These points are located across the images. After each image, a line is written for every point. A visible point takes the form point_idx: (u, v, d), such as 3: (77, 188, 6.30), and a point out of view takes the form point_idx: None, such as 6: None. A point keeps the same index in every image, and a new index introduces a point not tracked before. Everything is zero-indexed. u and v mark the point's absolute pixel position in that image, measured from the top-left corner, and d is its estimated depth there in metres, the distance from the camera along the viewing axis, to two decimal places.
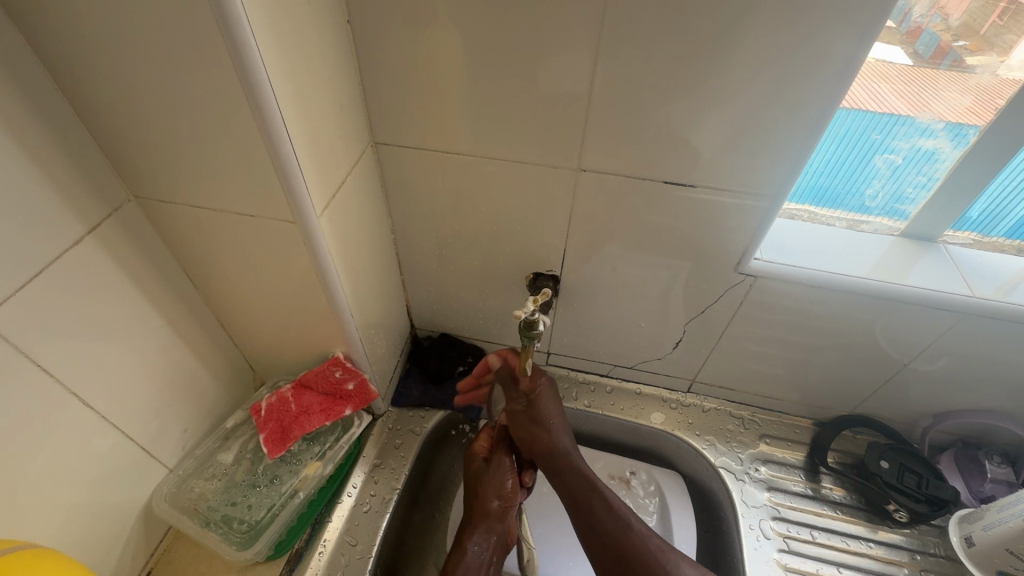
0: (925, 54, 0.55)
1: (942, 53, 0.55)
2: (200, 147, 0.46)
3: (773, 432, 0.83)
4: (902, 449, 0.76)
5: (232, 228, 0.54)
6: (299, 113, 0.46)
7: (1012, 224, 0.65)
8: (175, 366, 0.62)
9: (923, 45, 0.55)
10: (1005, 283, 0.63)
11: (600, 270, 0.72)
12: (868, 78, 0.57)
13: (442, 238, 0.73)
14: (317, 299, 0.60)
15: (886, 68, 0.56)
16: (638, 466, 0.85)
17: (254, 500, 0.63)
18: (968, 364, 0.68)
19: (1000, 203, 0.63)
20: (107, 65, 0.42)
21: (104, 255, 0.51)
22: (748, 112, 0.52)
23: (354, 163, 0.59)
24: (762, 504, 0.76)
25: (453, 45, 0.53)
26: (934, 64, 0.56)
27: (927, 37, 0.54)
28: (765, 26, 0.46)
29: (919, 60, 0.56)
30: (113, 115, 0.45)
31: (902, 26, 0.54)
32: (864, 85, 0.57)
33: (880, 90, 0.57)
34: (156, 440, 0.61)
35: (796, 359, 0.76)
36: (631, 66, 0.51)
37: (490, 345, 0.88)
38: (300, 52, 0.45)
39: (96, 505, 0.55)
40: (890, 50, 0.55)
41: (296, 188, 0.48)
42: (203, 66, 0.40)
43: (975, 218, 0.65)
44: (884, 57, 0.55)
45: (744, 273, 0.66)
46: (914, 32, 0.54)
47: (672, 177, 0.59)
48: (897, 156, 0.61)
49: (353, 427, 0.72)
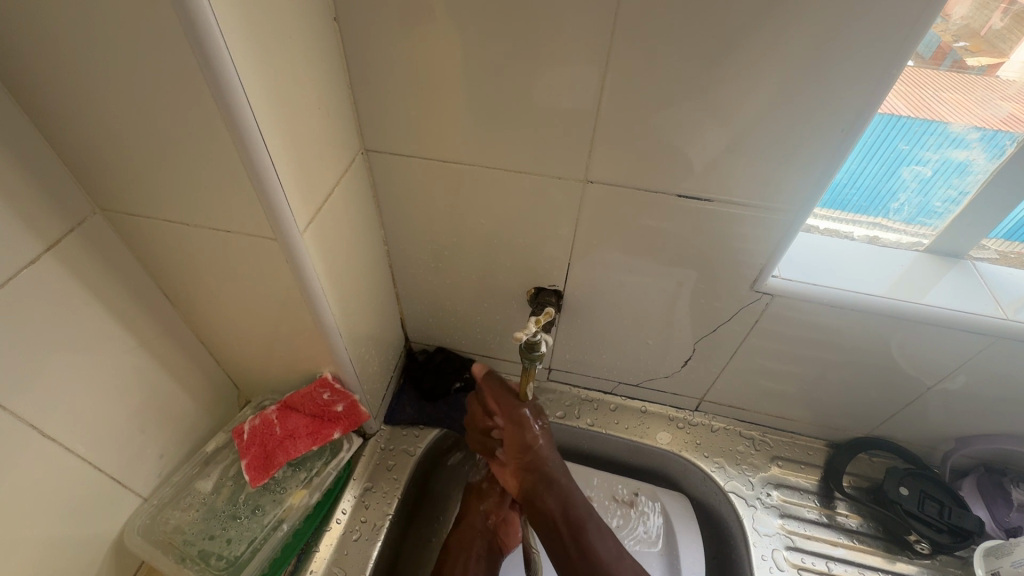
0: (925, 55, 0.50)
1: (942, 54, 0.50)
2: (170, 157, 0.42)
3: (785, 453, 0.79)
4: (922, 475, 0.72)
5: (209, 243, 0.49)
6: (279, 120, 0.42)
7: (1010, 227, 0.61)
8: (150, 389, 0.58)
9: (923, 46, 0.49)
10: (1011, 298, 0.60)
11: (606, 285, 0.68)
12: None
13: (438, 249, 0.69)
14: (303, 318, 0.56)
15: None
16: (643, 488, 0.81)
17: (234, 533, 0.59)
18: (996, 389, 0.64)
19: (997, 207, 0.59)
20: (60, 66, 0.37)
21: (66, 273, 0.46)
22: (771, 122, 0.48)
23: (343, 172, 0.54)
24: (775, 532, 0.72)
25: (449, 46, 0.48)
26: (933, 65, 0.51)
27: (928, 38, 0.49)
28: (794, 27, 0.42)
29: (919, 62, 0.50)
30: (72, 120, 0.41)
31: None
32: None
33: (884, 94, 0.52)
34: (128, 469, 0.57)
35: (811, 379, 0.72)
36: (644, 70, 0.47)
37: (488, 360, 0.84)
38: (280, 53, 0.40)
39: (61, 543, 0.51)
40: None
41: (276, 203, 0.43)
42: (168, 68, 0.36)
43: None
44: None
45: (760, 291, 0.62)
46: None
47: (686, 189, 0.55)
48: (925, 168, 0.57)
49: (341, 451, 0.67)
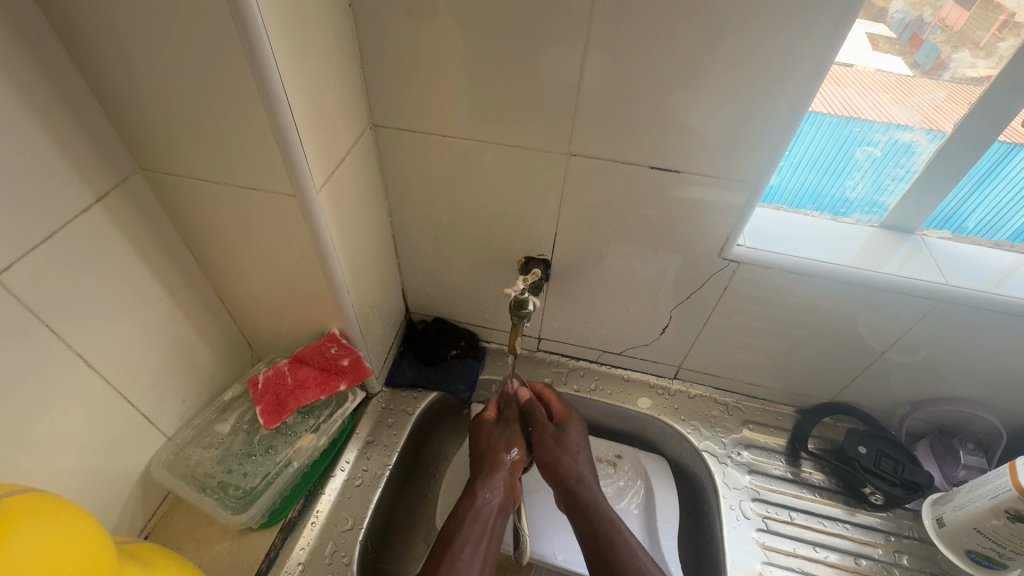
0: (925, 64, 0.59)
1: (941, 64, 0.59)
2: (206, 120, 0.49)
3: (756, 418, 0.85)
4: (880, 436, 0.78)
5: (234, 202, 0.56)
6: (301, 90, 0.48)
7: (1009, 235, 0.67)
8: (176, 338, 0.64)
9: (922, 55, 0.59)
10: (995, 277, 0.65)
11: (590, 255, 0.74)
12: (869, 87, 0.61)
13: (437, 221, 0.75)
14: (314, 275, 0.62)
15: (886, 78, 0.61)
16: (625, 450, 0.87)
17: (249, 468, 0.65)
18: (943, 353, 0.71)
19: (997, 214, 0.66)
20: (117, 37, 0.44)
21: (110, 223, 0.53)
22: (731, 101, 0.54)
23: (353, 144, 0.61)
24: (744, 486, 0.78)
25: (450, 30, 0.55)
26: (934, 74, 0.59)
27: (927, 48, 0.59)
28: (748, 16, 0.49)
29: (919, 70, 0.60)
30: (123, 87, 0.47)
31: (902, 37, 0.59)
32: (865, 94, 0.61)
33: (880, 99, 0.61)
34: (155, 408, 0.63)
35: (779, 346, 0.78)
36: (621, 53, 0.53)
37: (482, 330, 0.90)
38: (305, 33, 0.47)
39: (96, 468, 0.57)
40: (889, 60, 0.60)
41: (297, 164, 0.50)
42: (211, 42, 0.42)
43: (971, 228, 0.68)
44: (884, 66, 0.60)
45: (729, 259, 0.68)
46: (915, 43, 0.59)
47: (659, 163, 0.61)
48: (876, 149, 0.63)
49: (347, 402, 0.74)
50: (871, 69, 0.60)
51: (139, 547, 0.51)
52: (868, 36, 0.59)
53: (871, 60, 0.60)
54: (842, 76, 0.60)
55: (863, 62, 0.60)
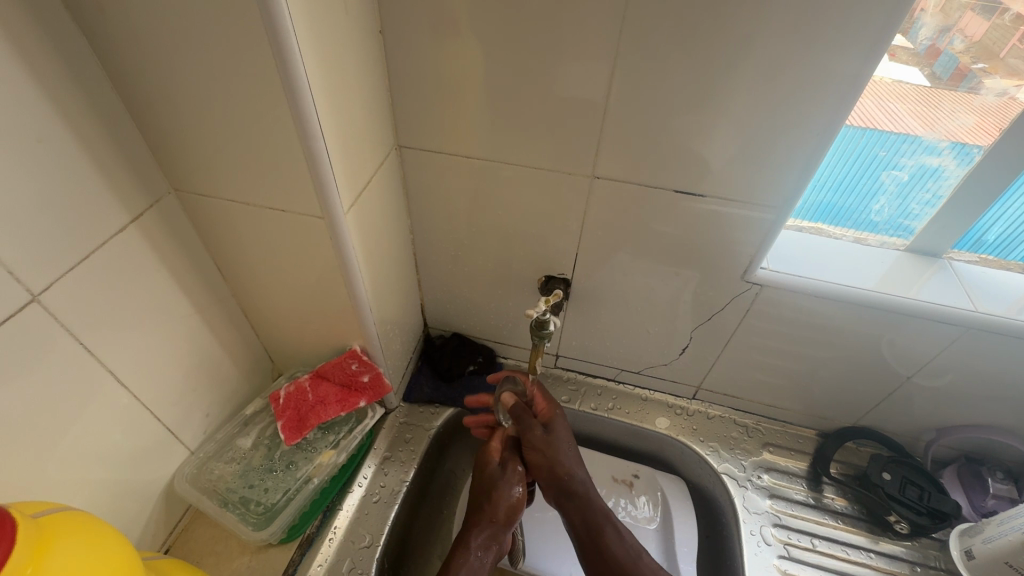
0: (943, 76, 0.57)
1: (960, 75, 0.56)
2: (240, 144, 0.50)
3: (776, 441, 0.84)
4: (905, 462, 0.77)
5: (264, 222, 0.57)
6: (333, 115, 0.49)
7: None
8: (201, 353, 0.65)
9: (941, 66, 0.56)
10: (1019, 303, 0.64)
11: (611, 276, 0.74)
12: (886, 99, 0.59)
13: (458, 239, 0.76)
14: (338, 293, 0.63)
15: (905, 89, 0.58)
16: (642, 470, 0.87)
17: (270, 484, 0.66)
18: (971, 380, 0.69)
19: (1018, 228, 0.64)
20: (159, 66, 0.45)
21: (143, 242, 0.54)
22: (757, 125, 0.54)
23: (379, 165, 0.62)
24: (764, 511, 0.77)
25: (477, 55, 0.56)
26: (953, 86, 0.57)
27: (946, 59, 0.56)
28: (776, 44, 0.49)
29: (938, 82, 0.57)
30: (162, 112, 0.49)
31: (920, 48, 0.56)
32: (882, 105, 0.59)
33: (898, 111, 0.59)
34: (180, 422, 0.64)
35: (801, 368, 0.77)
36: (646, 78, 0.54)
37: (500, 346, 0.91)
38: (337, 58, 0.48)
39: (122, 481, 0.58)
40: (908, 71, 0.57)
41: (326, 186, 0.51)
42: (248, 70, 0.44)
43: (992, 242, 0.67)
44: (902, 77, 0.57)
45: (751, 282, 0.68)
46: (933, 53, 0.56)
47: (683, 186, 0.61)
48: (902, 173, 0.63)
49: (366, 418, 0.74)
50: (890, 81, 0.58)
51: (165, 563, 0.52)
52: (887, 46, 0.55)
53: (890, 71, 0.57)
54: None
55: (882, 74, 0.57)
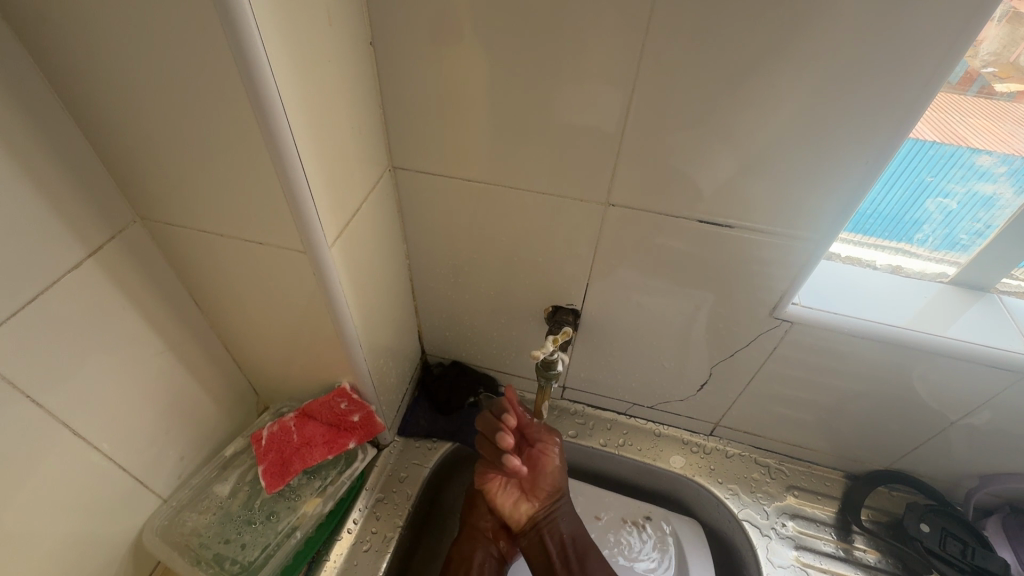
0: (953, 79, 0.50)
1: (969, 79, 0.50)
2: (209, 171, 0.44)
3: (801, 483, 0.78)
4: (943, 512, 0.70)
5: (241, 253, 0.51)
6: (315, 139, 0.43)
7: None
8: (175, 392, 0.59)
9: (951, 70, 0.49)
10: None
11: (624, 307, 0.68)
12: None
13: (458, 265, 0.70)
14: (325, 329, 0.57)
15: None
16: (654, 511, 0.80)
17: (248, 538, 0.60)
18: (1022, 428, 0.63)
19: None
20: (114, 85, 0.40)
21: (105, 278, 0.48)
22: (792, 154, 0.49)
23: (371, 189, 0.56)
24: (790, 564, 0.71)
25: (478, 70, 0.50)
26: (961, 90, 0.51)
27: (956, 63, 0.49)
28: (820, 64, 0.43)
29: (945, 86, 0.50)
30: (121, 135, 0.43)
31: None
32: None
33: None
34: (151, 470, 0.58)
35: (829, 408, 0.71)
36: (667, 98, 0.48)
37: (502, 376, 0.85)
38: (319, 74, 0.42)
39: (83, 540, 0.52)
40: None
41: (308, 218, 0.45)
42: (213, 91, 0.38)
43: None
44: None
45: (780, 318, 0.62)
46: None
47: (706, 215, 0.55)
48: (951, 201, 0.57)
49: (356, 460, 0.68)
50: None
51: None
52: None
53: None
54: None
55: None
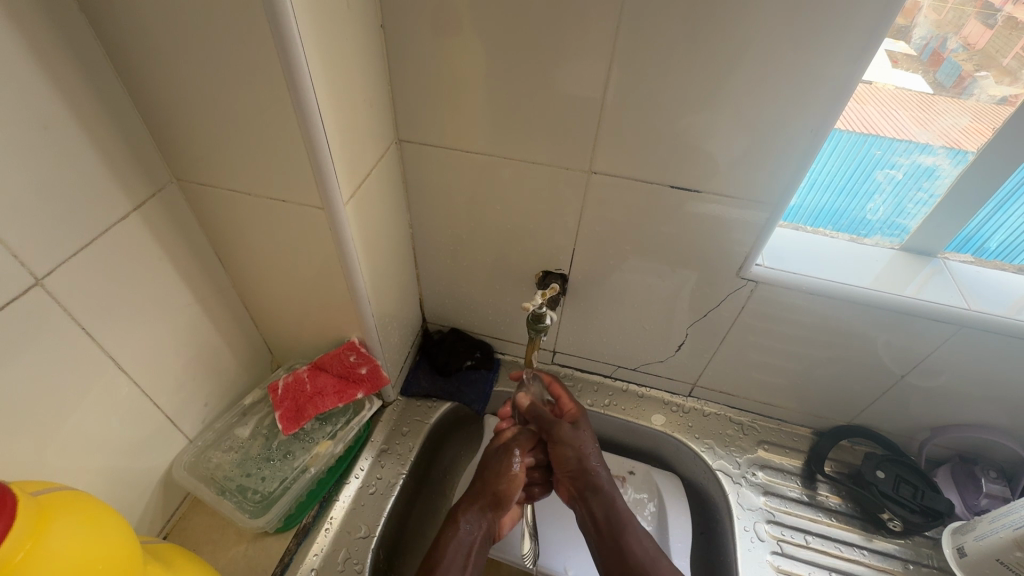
0: (946, 83, 0.59)
1: (963, 82, 0.58)
2: (240, 134, 0.50)
3: (771, 438, 0.85)
4: (899, 461, 0.77)
5: (264, 212, 0.57)
6: (334, 107, 0.50)
7: None
8: (201, 342, 0.66)
9: (944, 73, 0.58)
10: (1017, 303, 0.64)
11: (608, 272, 0.75)
12: (889, 105, 0.60)
13: (456, 234, 0.76)
14: (337, 285, 0.64)
15: (907, 97, 0.60)
16: (637, 467, 0.87)
17: (267, 473, 0.67)
18: (964, 380, 0.70)
19: (1018, 237, 0.65)
20: (162, 56, 0.46)
21: (145, 231, 0.55)
22: (749, 125, 0.55)
23: (379, 158, 0.62)
24: (758, 507, 0.78)
25: (477, 49, 0.56)
26: (955, 93, 0.58)
27: (948, 67, 0.58)
28: (770, 44, 0.50)
29: (939, 88, 0.59)
30: (164, 100, 0.50)
31: (923, 54, 0.57)
32: (883, 111, 0.60)
33: (902, 119, 0.60)
34: (179, 411, 0.64)
35: (795, 367, 0.78)
36: (643, 75, 0.54)
37: (497, 342, 0.91)
38: (338, 51, 0.49)
39: (121, 467, 0.59)
40: (908, 78, 0.59)
41: (326, 177, 0.51)
42: (250, 61, 0.44)
43: (993, 249, 0.68)
44: (904, 84, 0.59)
45: (746, 278, 0.68)
46: (935, 61, 0.58)
47: (678, 183, 0.62)
48: (897, 172, 0.63)
49: (363, 410, 0.75)
50: (891, 87, 0.59)
51: (163, 548, 0.52)
52: (887, 53, 0.57)
53: (890, 77, 0.59)
54: (862, 93, 0.59)
55: (884, 80, 0.59)
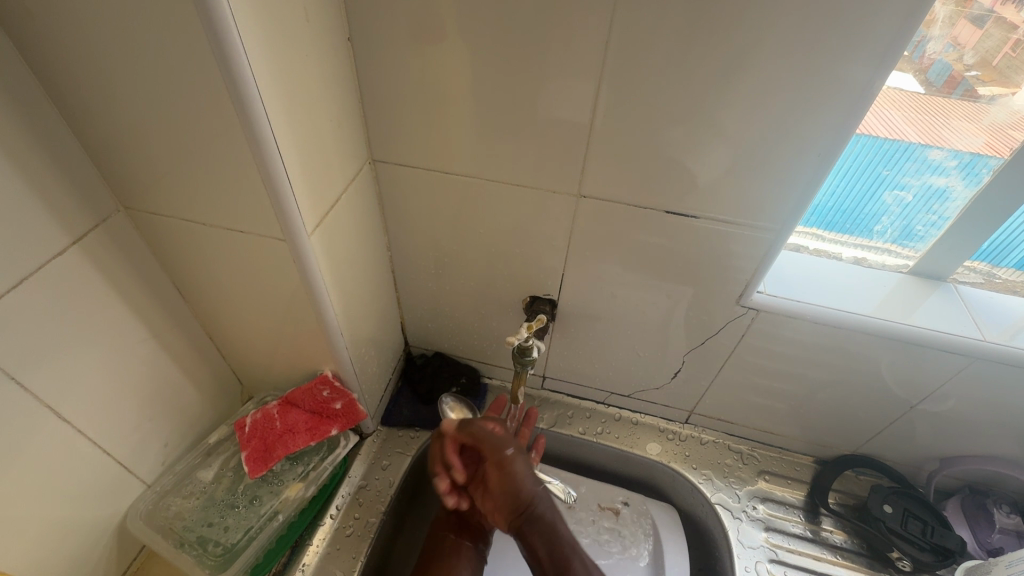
0: (937, 83, 0.53)
1: (953, 82, 0.53)
2: (190, 160, 0.45)
3: (772, 468, 0.81)
4: (906, 493, 0.73)
5: (222, 242, 0.52)
6: (293, 130, 0.45)
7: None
8: (159, 379, 0.61)
9: (934, 73, 0.52)
10: (1015, 327, 0.61)
11: (599, 297, 0.70)
12: (881, 105, 0.54)
13: (438, 257, 0.72)
14: (306, 317, 0.59)
15: (899, 96, 0.54)
16: (631, 497, 0.83)
17: (231, 521, 0.61)
18: (976, 411, 0.66)
19: (1012, 234, 0.60)
20: (96, 76, 0.41)
21: (89, 265, 0.50)
22: (749, 144, 0.51)
23: (351, 181, 0.58)
24: (760, 544, 0.73)
25: (453, 65, 0.52)
26: (945, 93, 0.53)
27: (939, 66, 0.52)
28: (770, 58, 0.45)
29: (930, 89, 0.53)
30: (103, 124, 0.45)
31: (913, 54, 0.51)
32: (876, 113, 0.55)
33: (895, 118, 0.55)
34: (134, 455, 0.59)
35: (797, 395, 0.74)
36: (634, 92, 0.50)
37: (484, 366, 0.87)
38: (298, 68, 0.44)
39: (68, 522, 0.54)
40: (900, 78, 0.53)
41: (288, 207, 0.47)
42: (194, 81, 0.39)
43: (987, 248, 0.63)
44: (895, 84, 0.53)
45: (747, 306, 0.64)
46: (925, 61, 0.52)
47: (673, 206, 0.58)
48: (907, 193, 0.59)
49: (338, 447, 0.70)
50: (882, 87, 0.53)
51: None
52: None
53: None
54: None
55: None
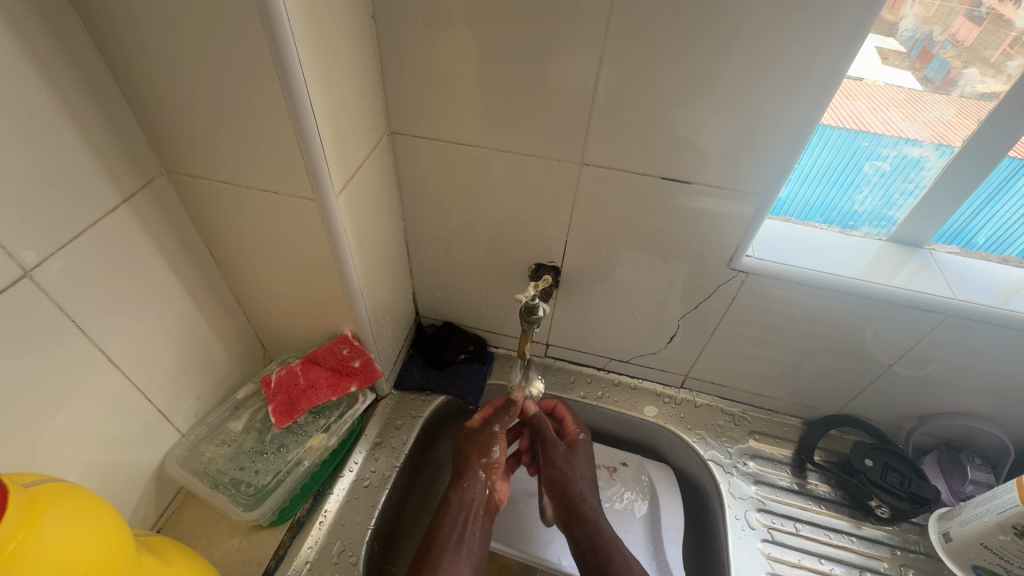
0: (935, 79, 0.59)
1: (952, 79, 0.58)
2: (230, 124, 0.50)
3: (762, 429, 0.86)
4: (887, 449, 0.78)
5: (254, 203, 0.57)
6: (324, 98, 0.50)
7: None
8: (193, 336, 0.66)
9: (933, 70, 0.58)
10: (1005, 293, 0.65)
11: (600, 265, 0.75)
12: (879, 102, 0.60)
13: (449, 227, 0.76)
14: (329, 278, 0.64)
15: (897, 93, 0.60)
16: (630, 458, 0.88)
17: (261, 466, 0.67)
18: (951, 370, 0.71)
19: (1008, 229, 0.66)
20: (150, 44, 0.46)
21: (134, 222, 0.54)
22: (737, 116, 0.56)
23: (371, 150, 0.62)
24: (749, 496, 0.79)
25: (468, 41, 0.56)
26: (943, 91, 0.59)
27: (937, 63, 0.58)
28: (755, 34, 0.50)
29: (928, 85, 0.59)
30: (152, 91, 0.49)
31: (912, 51, 0.58)
32: (872, 107, 0.61)
33: (890, 115, 0.61)
34: (171, 404, 0.64)
35: (786, 359, 0.79)
36: (634, 66, 0.54)
37: (490, 335, 0.91)
38: (329, 40, 0.49)
39: (115, 461, 0.59)
40: (899, 75, 0.59)
41: (318, 170, 0.51)
42: (239, 50, 0.44)
43: (982, 243, 0.69)
44: (893, 81, 0.59)
45: (737, 270, 0.69)
46: (925, 57, 0.58)
47: (670, 174, 0.62)
48: (885, 163, 0.64)
49: (357, 403, 0.75)
50: (881, 84, 0.60)
51: (156, 541, 0.52)
52: (877, 50, 0.58)
53: (880, 74, 0.59)
54: (852, 90, 0.60)
55: (873, 77, 0.59)
